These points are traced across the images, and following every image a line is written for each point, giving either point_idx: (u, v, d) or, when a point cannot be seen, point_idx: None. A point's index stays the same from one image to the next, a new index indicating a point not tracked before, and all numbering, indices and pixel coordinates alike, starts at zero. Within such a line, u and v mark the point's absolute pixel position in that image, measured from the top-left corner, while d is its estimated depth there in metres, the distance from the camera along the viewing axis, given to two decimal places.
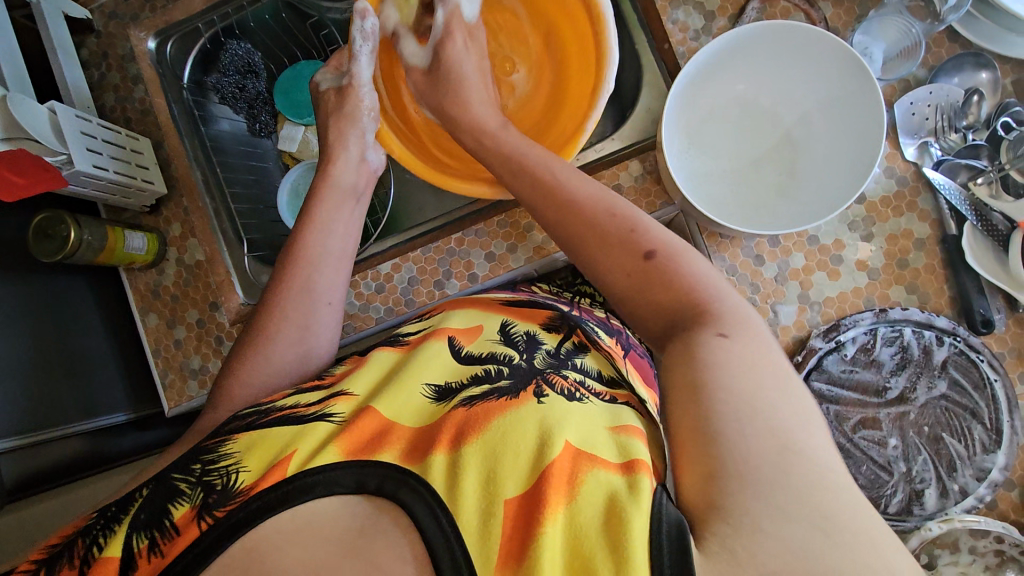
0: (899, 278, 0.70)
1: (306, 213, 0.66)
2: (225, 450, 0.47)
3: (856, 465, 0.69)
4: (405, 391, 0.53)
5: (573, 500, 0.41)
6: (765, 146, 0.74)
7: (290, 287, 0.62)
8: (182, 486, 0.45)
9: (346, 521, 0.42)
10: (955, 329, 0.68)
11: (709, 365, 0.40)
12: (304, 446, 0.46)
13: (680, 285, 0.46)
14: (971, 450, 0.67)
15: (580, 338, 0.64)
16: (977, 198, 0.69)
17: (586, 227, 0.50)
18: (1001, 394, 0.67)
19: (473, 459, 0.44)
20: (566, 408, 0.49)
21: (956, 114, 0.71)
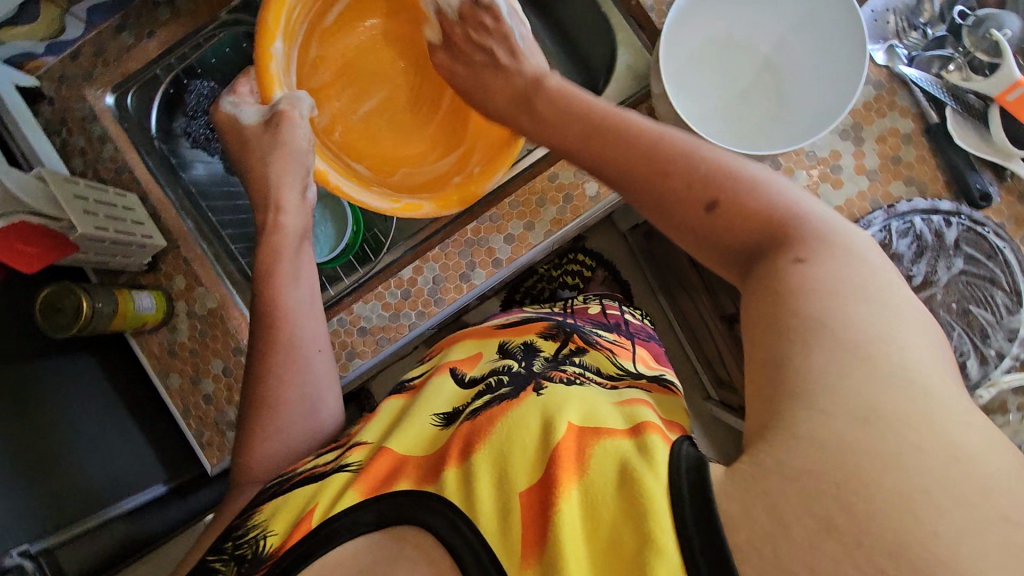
0: (898, 174, 0.74)
1: (263, 270, 0.64)
2: (252, 521, 0.49)
3: None
4: (410, 421, 0.53)
5: (584, 475, 0.42)
6: (748, 76, 0.77)
7: (276, 348, 0.60)
8: (215, 564, 0.48)
9: (373, 555, 0.44)
10: (959, 208, 0.73)
11: (795, 294, 0.40)
12: (323, 499, 0.47)
13: (749, 213, 0.45)
14: (998, 315, 0.72)
15: (577, 342, 0.67)
16: (951, 85, 0.74)
17: (630, 163, 0.50)
18: (1012, 258, 0.72)
19: (483, 468, 0.45)
20: (565, 392, 0.51)
21: (912, 14, 0.76)
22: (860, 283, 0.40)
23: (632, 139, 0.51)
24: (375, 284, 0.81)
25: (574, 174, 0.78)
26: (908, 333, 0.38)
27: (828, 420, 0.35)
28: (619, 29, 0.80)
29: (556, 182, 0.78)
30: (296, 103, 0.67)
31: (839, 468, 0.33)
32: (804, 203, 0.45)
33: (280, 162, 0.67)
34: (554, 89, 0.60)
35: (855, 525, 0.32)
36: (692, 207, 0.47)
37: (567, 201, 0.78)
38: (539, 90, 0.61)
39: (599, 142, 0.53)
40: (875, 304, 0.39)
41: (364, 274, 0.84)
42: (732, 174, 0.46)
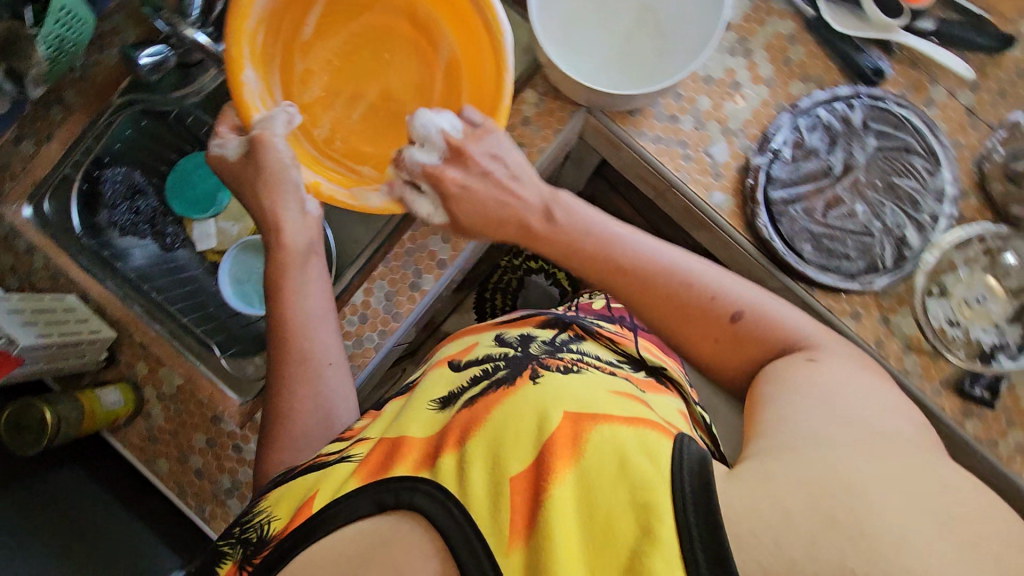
0: (794, 74, 0.76)
1: (273, 286, 0.68)
2: (260, 508, 0.57)
3: (841, 242, 0.74)
4: (411, 413, 0.58)
5: (579, 461, 0.47)
6: (630, 19, 0.78)
7: (291, 362, 0.66)
8: (226, 547, 0.55)
9: (366, 538, 0.48)
10: (857, 91, 0.75)
11: (801, 377, 0.53)
12: (324, 486, 0.53)
13: (774, 344, 0.58)
14: (922, 179, 0.74)
15: (577, 329, 0.71)
16: None
17: (673, 313, 0.59)
18: (919, 122, 0.74)
19: (478, 453, 0.50)
20: (560, 383, 0.56)
21: None
22: (851, 382, 0.53)
23: (669, 285, 0.59)
24: None
25: None
26: (891, 414, 0.50)
27: (829, 451, 0.45)
28: None
29: None
30: (270, 125, 0.66)
31: (835, 479, 0.42)
32: (806, 326, 0.59)
33: (278, 183, 0.67)
34: (565, 211, 0.63)
35: (856, 524, 0.39)
36: (721, 317, 0.58)
37: None
38: (554, 211, 0.63)
39: (649, 298, 0.60)
40: (869, 396, 0.52)
41: None
42: (744, 295, 0.59)
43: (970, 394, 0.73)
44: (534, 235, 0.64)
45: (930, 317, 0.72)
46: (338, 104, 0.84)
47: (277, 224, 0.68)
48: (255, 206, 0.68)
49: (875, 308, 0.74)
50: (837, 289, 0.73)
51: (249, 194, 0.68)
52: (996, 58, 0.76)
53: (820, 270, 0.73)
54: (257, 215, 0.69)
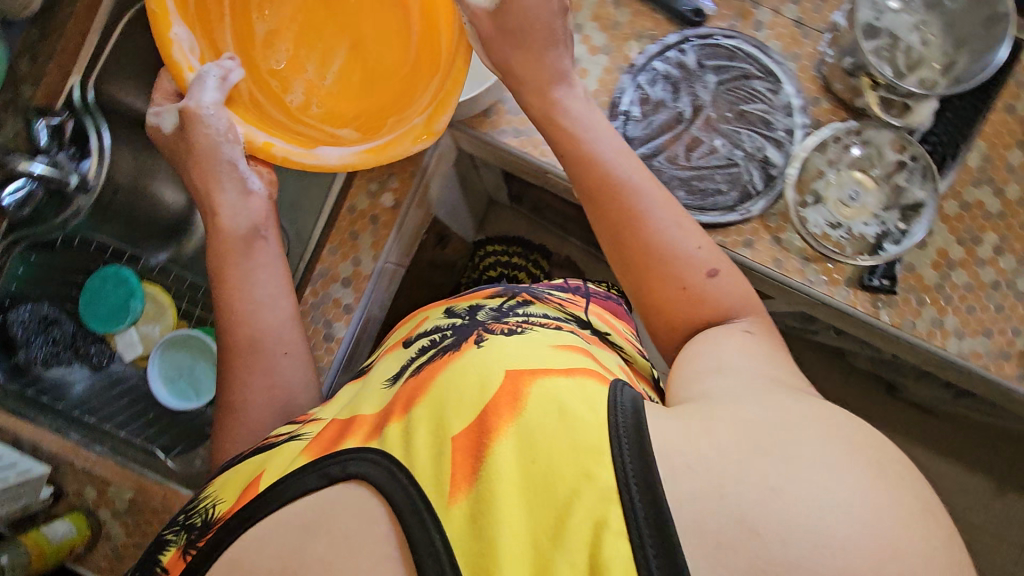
0: (625, 34, 0.78)
1: (218, 266, 0.70)
2: (205, 494, 0.56)
3: (710, 180, 0.76)
4: (366, 398, 0.57)
5: (520, 415, 0.43)
6: None
7: (241, 352, 0.68)
8: (170, 534, 0.54)
9: (306, 514, 0.46)
10: (684, 36, 0.77)
11: (735, 340, 0.55)
12: (269, 468, 0.52)
13: (730, 305, 0.60)
14: (768, 99, 0.76)
15: (524, 296, 0.71)
16: None
17: (654, 246, 0.61)
18: (749, 47, 0.77)
19: (422, 416, 0.47)
20: (505, 349, 0.51)
21: None
22: (771, 356, 0.54)
23: (661, 223, 0.62)
24: None
25: (368, 197, 0.82)
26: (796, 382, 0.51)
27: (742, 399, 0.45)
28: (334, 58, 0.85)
29: (356, 212, 0.82)
30: (201, 99, 0.69)
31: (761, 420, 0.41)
32: (754, 302, 0.62)
33: (202, 172, 0.71)
34: (569, 117, 0.69)
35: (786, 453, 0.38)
36: (699, 268, 0.60)
37: (375, 222, 0.82)
38: (559, 113, 0.69)
39: (643, 227, 0.62)
40: (785, 367, 0.54)
41: None
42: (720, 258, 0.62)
43: (871, 287, 0.75)
44: (552, 121, 0.69)
45: (811, 225, 0.74)
46: (314, 70, 0.83)
47: (212, 205, 0.72)
48: (190, 179, 0.72)
49: (766, 231, 0.75)
50: (720, 225, 0.74)
51: (184, 168, 0.73)
52: None
53: (699, 211, 0.74)
54: (192, 188, 0.73)
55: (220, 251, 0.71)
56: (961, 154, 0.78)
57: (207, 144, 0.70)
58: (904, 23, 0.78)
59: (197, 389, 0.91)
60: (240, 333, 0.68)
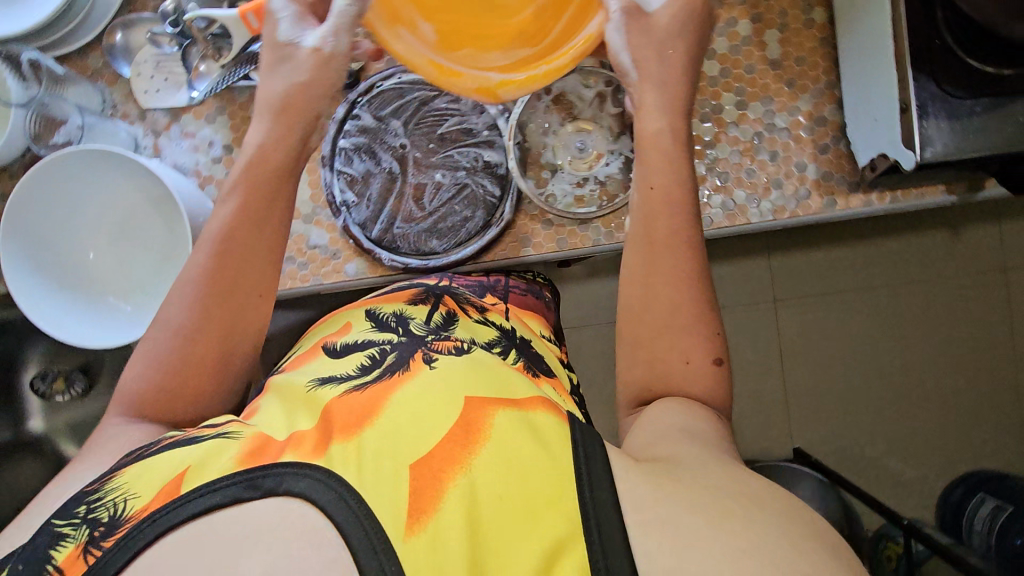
0: None
1: (236, 183, 0.58)
2: (110, 483, 0.41)
3: (452, 214, 0.74)
4: (287, 398, 0.51)
5: (482, 448, 0.43)
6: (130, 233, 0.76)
7: (222, 287, 0.54)
8: (60, 527, 0.39)
9: (250, 521, 0.38)
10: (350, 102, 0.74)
11: (705, 421, 0.51)
12: (196, 462, 0.41)
13: (706, 393, 0.54)
14: (456, 110, 0.74)
15: (450, 304, 0.64)
16: (220, 47, 0.73)
17: (692, 300, 0.56)
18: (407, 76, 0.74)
19: (372, 442, 0.42)
20: (454, 368, 0.50)
21: (160, 55, 0.75)
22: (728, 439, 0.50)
23: (700, 277, 0.57)
24: None
25: None
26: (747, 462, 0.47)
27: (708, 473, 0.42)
28: None
29: None
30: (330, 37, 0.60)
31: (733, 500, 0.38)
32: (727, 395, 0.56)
33: (293, 102, 0.61)
34: (655, 95, 0.61)
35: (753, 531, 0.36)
36: (710, 353, 0.55)
37: None
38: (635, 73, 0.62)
39: (687, 259, 0.57)
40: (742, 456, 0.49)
41: None
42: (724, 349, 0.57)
43: None
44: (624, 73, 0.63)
45: (561, 195, 0.73)
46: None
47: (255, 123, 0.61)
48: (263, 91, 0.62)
49: (532, 220, 0.74)
50: (484, 249, 0.73)
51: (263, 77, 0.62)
52: None
53: (459, 248, 0.73)
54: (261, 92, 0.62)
55: (248, 189, 0.57)
56: None
57: (296, 82, 0.61)
58: None
59: None
60: (222, 280, 0.54)
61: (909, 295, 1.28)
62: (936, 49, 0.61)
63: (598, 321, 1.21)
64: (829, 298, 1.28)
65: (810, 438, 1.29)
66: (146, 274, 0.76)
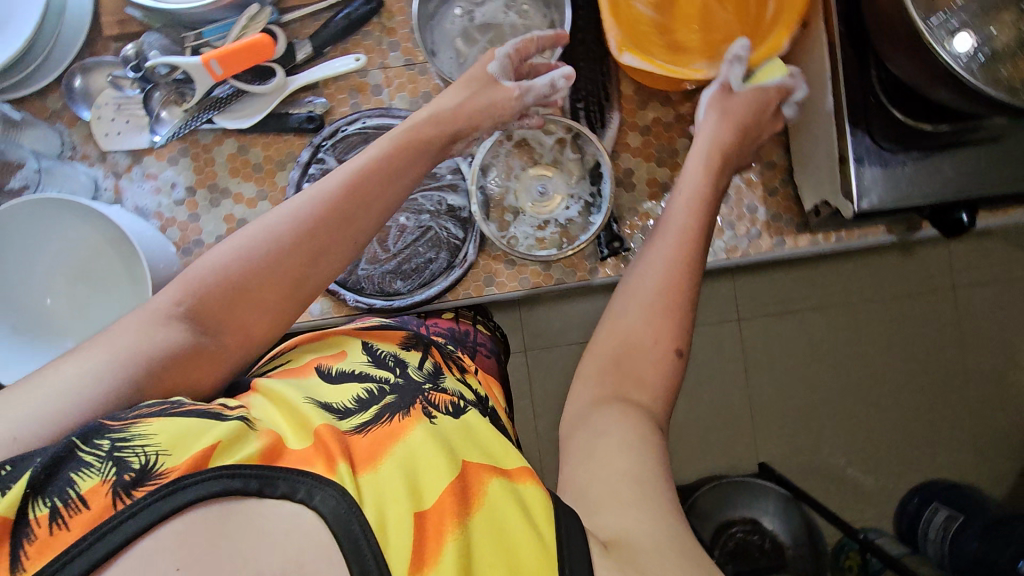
0: (271, 173, 0.76)
1: (361, 195, 0.53)
2: (140, 427, 0.40)
3: (416, 255, 0.76)
4: (283, 406, 0.49)
5: (474, 512, 0.44)
6: (88, 269, 0.75)
7: (281, 276, 0.50)
8: (87, 458, 0.37)
9: (263, 525, 0.39)
10: (315, 145, 0.75)
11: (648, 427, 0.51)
12: (229, 438, 0.41)
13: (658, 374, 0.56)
14: None
15: (437, 355, 0.63)
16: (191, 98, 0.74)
17: (666, 303, 0.58)
18: (374, 120, 0.75)
19: (371, 490, 0.43)
20: (453, 427, 0.52)
21: (119, 98, 0.75)
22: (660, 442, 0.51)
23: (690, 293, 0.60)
24: None
25: None
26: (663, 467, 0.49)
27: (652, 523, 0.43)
28: None
29: None
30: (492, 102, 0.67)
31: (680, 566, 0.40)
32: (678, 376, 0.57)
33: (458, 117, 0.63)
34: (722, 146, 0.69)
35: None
36: (672, 344, 0.57)
37: None
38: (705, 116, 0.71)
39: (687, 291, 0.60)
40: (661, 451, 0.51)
41: None
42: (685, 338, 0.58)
43: (607, 256, 0.75)
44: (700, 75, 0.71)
45: (522, 237, 0.75)
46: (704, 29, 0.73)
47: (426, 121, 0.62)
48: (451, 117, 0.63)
49: (495, 261, 0.75)
50: (449, 289, 0.74)
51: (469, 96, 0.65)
52: (387, 11, 0.76)
53: (423, 288, 0.75)
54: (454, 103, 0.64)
55: (367, 201, 0.54)
56: (613, 89, 0.78)
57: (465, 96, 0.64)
58: (495, 11, 0.76)
59: None
60: (290, 276, 0.50)
61: (868, 312, 1.33)
62: (871, 106, 0.65)
63: (568, 342, 1.22)
64: (792, 316, 1.33)
65: (776, 454, 1.33)
66: (106, 307, 0.75)
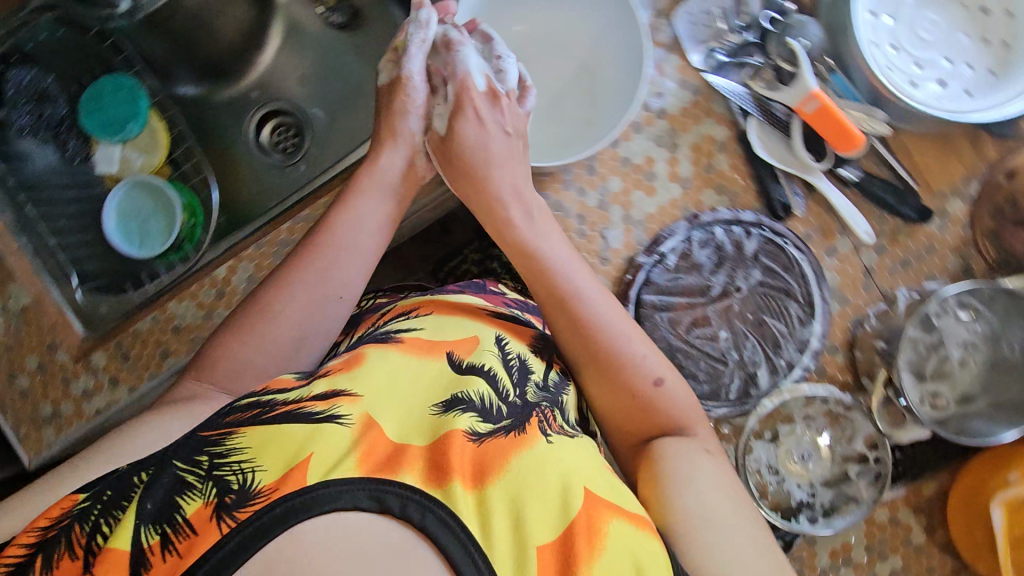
0: (708, 181, 0.75)
1: (342, 201, 0.68)
2: (234, 445, 0.45)
3: (692, 363, 0.73)
4: (394, 400, 0.52)
5: (595, 555, 0.45)
6: (560, 80, 0.77)
7: (316, 268, 0.63)
8: (190, 479, 0.43)
9: (376, 537, 0.40)
10: (760, 220, 0.73)
11: (699, 478, 0.54)
12: (319, 446, 0.44)
13: (664, 419, 0.60)
14: (792, 326, 0.73)
15: (561, 364, 0.66)
16: (757, 94, 0.72)
17: (629, 400, 0.60)
18: (808, 270, 0.73)
19: (500, 503, 0.45)
20: (562, 448, 0.52)
21: (730, 16, 0.74)
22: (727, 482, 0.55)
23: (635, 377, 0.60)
24: (191, 283, 0.80)
25: None
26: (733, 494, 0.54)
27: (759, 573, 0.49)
28: None
29: None
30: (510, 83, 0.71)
31: None
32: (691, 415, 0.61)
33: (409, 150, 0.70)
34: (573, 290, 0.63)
35: None
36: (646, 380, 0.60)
37: None
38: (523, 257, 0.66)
39: (613, 383, 0.60)
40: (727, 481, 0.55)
41: (183, 271, 0.84)
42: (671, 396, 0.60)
43: None
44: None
45: (752, 459, 0.73)
46: None
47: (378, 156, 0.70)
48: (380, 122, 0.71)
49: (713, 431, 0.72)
50: None
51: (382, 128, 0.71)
52: (913, 227, 0.74)
53: None
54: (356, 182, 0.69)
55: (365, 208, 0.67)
56: (924, 474, 0.73)
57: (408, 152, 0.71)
58: (957, 334, 0.73)
59: (143, 240, 0.87)
60: (314, 272, 0.62)
61: None
62: None
63: None
64: None
65: None
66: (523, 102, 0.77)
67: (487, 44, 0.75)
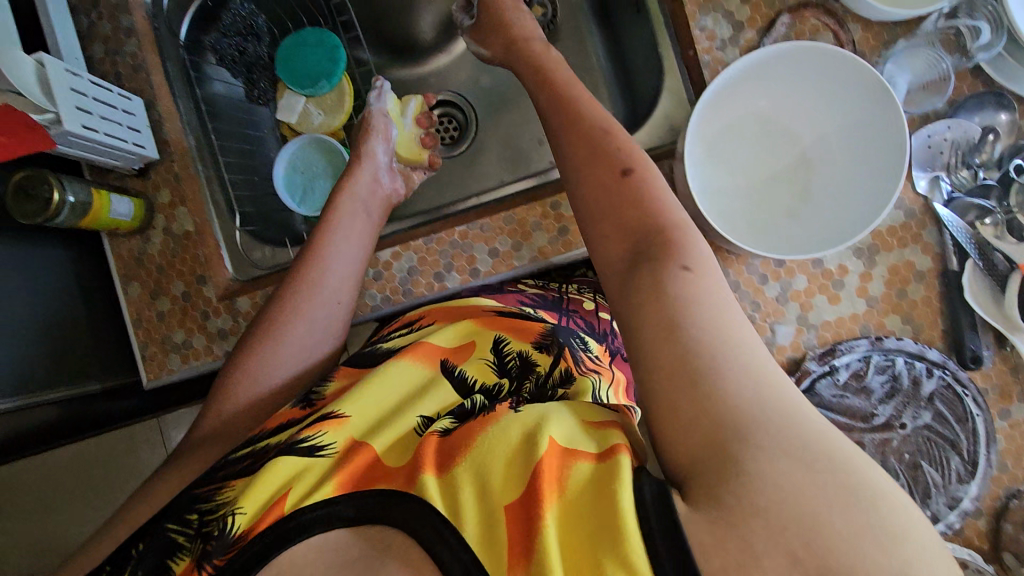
0: (897, 308, 0.71)
1: (324, 223, 0.73)
2: (221, 495, 0.49)
3: None
4: (373, 403, 0.55)
5: (563, 494, 0.41)
6: (781, 163, 0.76)
7: (301, 284, 0.68)
8: (180, 538, 0.47)
9: (347, 554, 0.44)
10: (945, 363, 0.70)
11: (676, 301, 0.42)
12: (298, 486, 0.47)
13: (639, 224, 0.50)
14: (947, 479, 0.70)
15: (567, 357, 0.61)
16: (981, 237, 0.70)
17: (616, 206, 0.53)
18: (981, 428, 0.69)
19: (466, 478, 0.45)
20: (540, 406, 0.49)
21: (971, 150, 0.71)
22: (732, 315, 0.42)
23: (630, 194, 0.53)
24: None
25: None
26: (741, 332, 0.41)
27: (766, 453, 0.35)
28: (670, 75, 0.77)
29: (556, 211, 0.77)
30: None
31: (806, 516, 0.33)
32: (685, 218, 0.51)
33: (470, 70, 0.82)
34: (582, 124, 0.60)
35: (823, 561, 0.32)
36: (620, 179, 0.54)
37: (561, 233, 0.77)
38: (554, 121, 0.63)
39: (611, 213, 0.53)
40: (726, 307, 0.43)
41: None
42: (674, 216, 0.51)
43: None
44: None
45: None
46: None
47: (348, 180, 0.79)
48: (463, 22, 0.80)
49: None
50: None
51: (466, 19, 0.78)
52: None
53: None
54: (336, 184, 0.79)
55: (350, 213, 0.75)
56: None
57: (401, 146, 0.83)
58: None
59: (306, 198, 0.87)
60: (301, 292, 0.67)
61: None
62: None
63: None
64: None
65: None
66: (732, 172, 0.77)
67: (718, 108, 0.73)
